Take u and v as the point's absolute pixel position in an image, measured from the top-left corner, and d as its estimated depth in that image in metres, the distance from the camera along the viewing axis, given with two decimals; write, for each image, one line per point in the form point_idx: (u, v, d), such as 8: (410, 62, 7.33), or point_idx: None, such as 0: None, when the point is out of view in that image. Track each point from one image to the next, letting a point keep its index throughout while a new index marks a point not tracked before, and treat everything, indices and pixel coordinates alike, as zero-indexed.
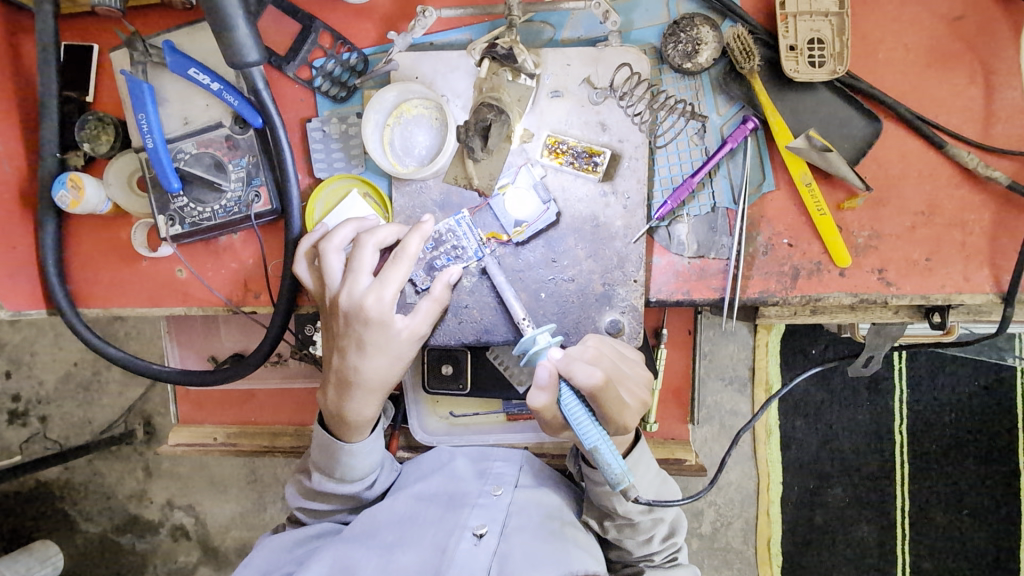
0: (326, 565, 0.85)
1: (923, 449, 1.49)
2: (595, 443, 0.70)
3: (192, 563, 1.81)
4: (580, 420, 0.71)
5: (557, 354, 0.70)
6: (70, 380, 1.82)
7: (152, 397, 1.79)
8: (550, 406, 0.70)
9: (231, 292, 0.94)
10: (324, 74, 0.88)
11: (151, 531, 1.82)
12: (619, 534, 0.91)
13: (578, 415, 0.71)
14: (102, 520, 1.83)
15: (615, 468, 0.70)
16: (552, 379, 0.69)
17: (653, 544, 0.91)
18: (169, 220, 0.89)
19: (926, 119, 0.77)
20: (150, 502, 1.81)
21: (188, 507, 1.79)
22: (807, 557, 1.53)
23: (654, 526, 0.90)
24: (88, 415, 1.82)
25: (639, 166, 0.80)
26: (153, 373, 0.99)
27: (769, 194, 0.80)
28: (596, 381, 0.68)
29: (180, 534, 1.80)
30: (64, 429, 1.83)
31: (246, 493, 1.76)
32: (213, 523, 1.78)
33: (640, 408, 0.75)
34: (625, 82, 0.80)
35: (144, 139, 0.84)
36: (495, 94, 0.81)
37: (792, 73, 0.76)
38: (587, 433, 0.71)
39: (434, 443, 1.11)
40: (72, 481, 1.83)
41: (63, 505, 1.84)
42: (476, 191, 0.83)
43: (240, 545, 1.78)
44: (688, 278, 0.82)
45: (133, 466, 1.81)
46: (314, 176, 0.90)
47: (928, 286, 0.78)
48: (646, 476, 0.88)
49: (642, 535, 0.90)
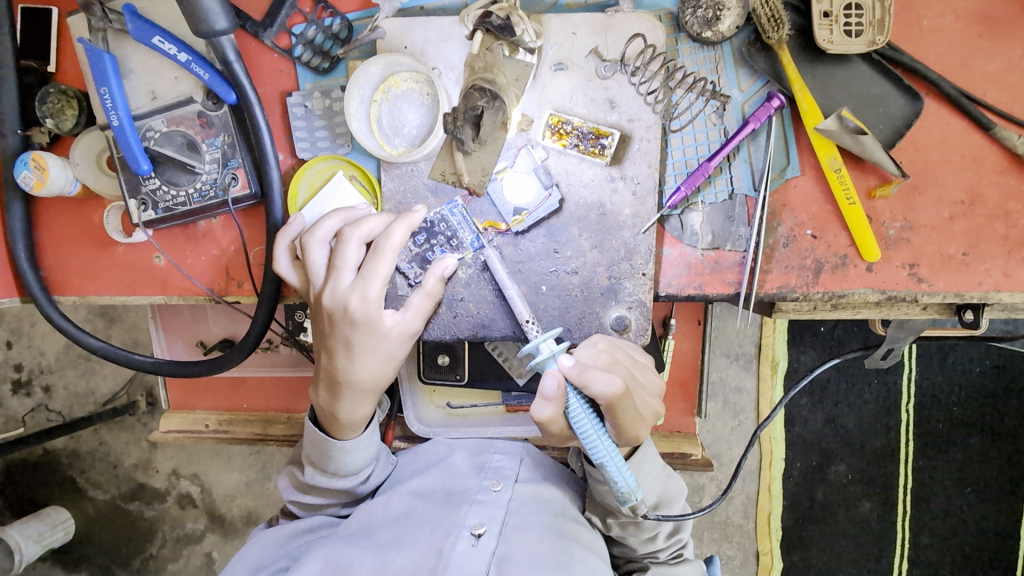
0: (318, 564, 0.81)
1: (932, 428, 1.45)
2: (604, 458, 0.66)
3: (200, 529, 1.79)
4: (587, 432, 0.66)
5: (567, 362, 0.63)
6: (70, 350, 1.79)
7: None
8: (557, 418, 0.65)
9: (213, 281, 0.88)
10: (304, 42, 0.80)
11: (159, 498, 1.81)
12: (622, 532, 0.88)
13: (585, 427, 0.65)
14: (110, 487, 1.82)
15: (623, 486, 0.67)
16: (559, 389, 0.63)
17: (657, 542, 0.88)
18: (141, 204, 0.83)
19: (973, 97, 0.70)
20: (157, 471, 1.80)
21: (194, 476, 1.78)
22: (807, 533, 1.50)
23: (660, 525, 0.86)
24: (91, 385, 1.79)
25: (650, 148, 0.73)
26: (133, 364, 0.93)
27: (793, 180, 0.73)
28: (610, 391, 0.63)
29: (187, 502, 1.79)
30: (67, 399, 1.81)
31: (250, 463, 1.76)
32: (220, 491, 1.77)
33: (652, 419, 0.70)
34: (638, 55, 0.72)
35: (108, 117, 0.77)
36: (488, 74, 0.71)
37: (825, 44, 0.68)
38: (594, 447, 0.66)
39: (430, 435, 1.07)
40: (79, 450, 1.82)
41: (70, 473, 1.83)
42: (465, 189, 0.76)
43: (246, 514, 1.77)
44: (701, 271, 0.75)
45: (138, 436, 1.80)
46: (297, 156, 0.83)
47: (963, 283, 0.71)
48: (651, 475, 0.83)
49: (646, 534, 0.86)
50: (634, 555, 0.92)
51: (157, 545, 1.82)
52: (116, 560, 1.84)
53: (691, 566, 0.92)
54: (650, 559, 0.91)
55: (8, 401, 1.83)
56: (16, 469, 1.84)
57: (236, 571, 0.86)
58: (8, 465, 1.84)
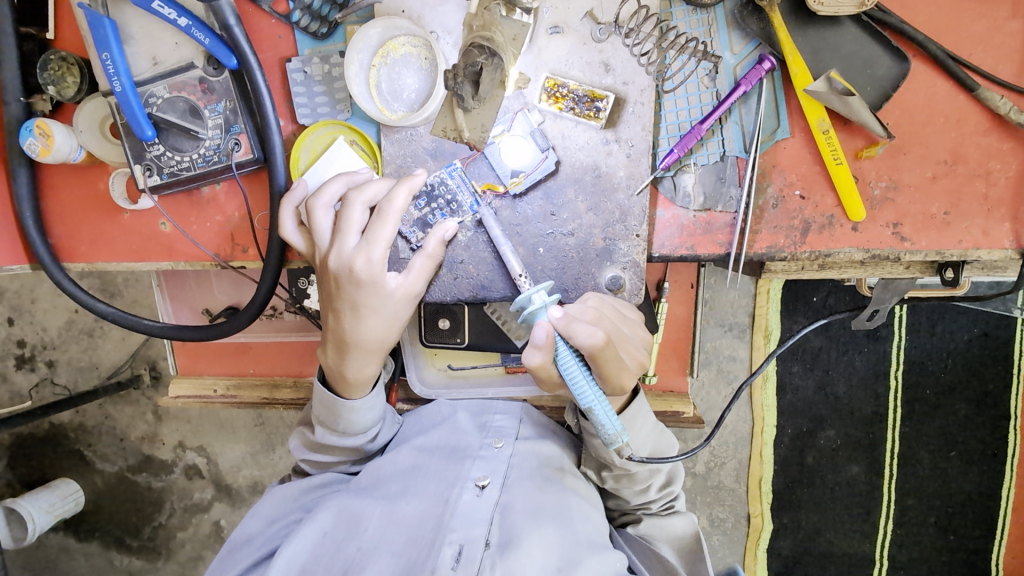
0: (332, 514, 0.86)
1: (918, 394, 1.50)
2: (591, 403, 0.69)
3: (207, 499, 1.85)
4: (576, 378, 0.69)
5: (557, 315, 0.67)
6: (72, 326, 1.82)
7: (155, 343, 1.80)
8: (547, 365, 0.68)
9: (219, 246, 0.90)
10: (301, 7, 0.80)
11: (166, 470, 1.86)
12: (616, 484, 0.91)
13: (573, 373, 0.69)
14: (117, 460, 1.87)
15: (609, 428, 0.70)
16: (547, 339, 0.67)
17: (650, 493, 0.92)
18: (146, 169, 0.85)
19: (959, 58, 0.71)
20: (163, 443, 1.85)
21: (200, 448, 1.83)
22: (796, 495, 1.57)
23: (652, 477, 0.90)
24: (94, 360, 1.82)
25: (644, 111, 0.74)
26: (144, 329, 0.96)
27: (783, 142, 0.75)
28: (595, 341, 0.66)
29: (194, 473, 1.85)
30: (71, 374, 1.84)
31: (255, 434, 1.80)
32: (225, 462, 1.82)
33: (637, 370, 0.74)
34: (632, 17, 0.73)
35: (111, 82, 0.78)
36: (486, 33, 0.74)
37: (816, 5, 0.69)
38: (582, 393, 0.69)
39: (433, 396, 1.11)
40: (85, 424, 1.87)
41: (78, 446, 1.88)
42: (467, 144, 0.77)
43: (253, 483, 1.82)
44: (693, 232, 0.78)
45: (143, 409, 1.84)
46: (297, 122, 0.85)
47: (944, 241, 0.74)
48: (644, 429, 0.87)
49: (639, 485, 0.90)
50: (629, 506, 0.96)
51: (165, 514, 1.88)
52: (127, 528, 1.90)
53: (683, 518, 0.95)
54: (644, 511, 0.96)
55: (13, 377, 1.87)
56: (22, 443, 1.89)
57: (254, 523, 0.91)
58: (17, 438, 1.89)
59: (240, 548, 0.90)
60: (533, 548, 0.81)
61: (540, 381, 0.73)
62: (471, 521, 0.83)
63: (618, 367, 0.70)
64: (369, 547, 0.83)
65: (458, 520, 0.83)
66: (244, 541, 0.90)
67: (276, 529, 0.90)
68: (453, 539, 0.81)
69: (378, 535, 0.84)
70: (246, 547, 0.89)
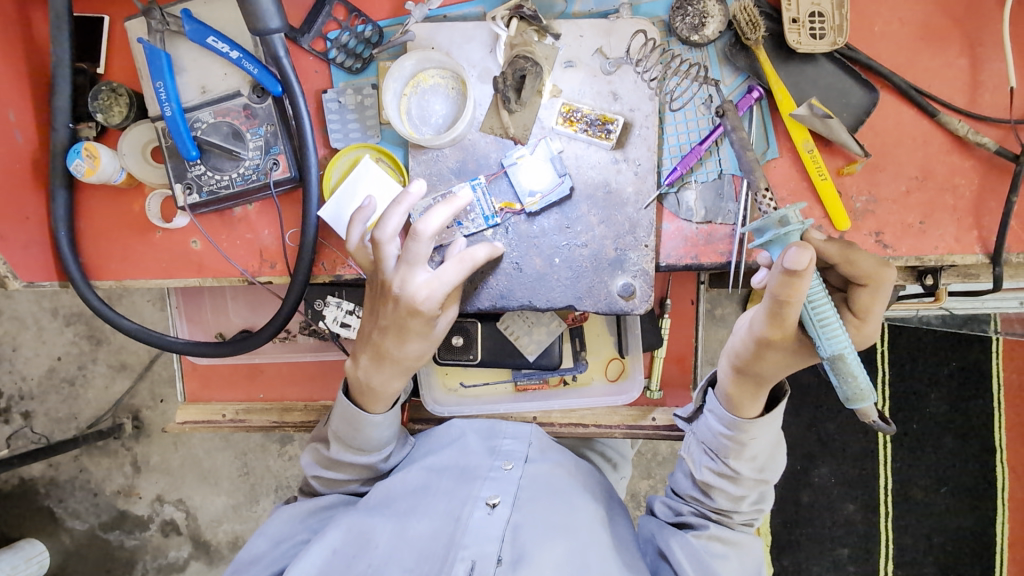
0: (341, 532, 0.87)
1: (905, 429, 1.55)
2: (842, 349, 0.66)
3: (183, 558, 1.79)
4: (829, 321, 0.66)
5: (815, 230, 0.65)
6: (54, 375, 1.80)
7: (140, 391, 1.78)
8: (801, 297, 0.64)
9: (248, 262, 0.95)
10: (338, 46, 0.90)
11: (141, 526, 1.80)
12: (717, 481, 0.85)
13: (827, 314, 0.66)
14: (89, 517, 1.81)
15: (860, 380, 0.66)
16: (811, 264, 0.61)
17: (741, 503, 0.86)
18: (186, 188, 0.91)
19: (921, 90, 0.82)
20: (139, 497, 1.79)
21: (179, 501, 1.78)
22: (793, 535, 1.58)
23: (754, 487, 0.85)
24: (74, 410, 1.80)
25: (649, 134, 0.83)
26: (166, 345, 1.00)
27: (774, 161, 0.84)
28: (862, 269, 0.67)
29: (170, 529, 1.79)
30: (48, 424, 1.81)
31: (238, 486, 1.76)
32: (205, 517, 1.77)
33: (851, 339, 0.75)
34: (640, 49, 0.84)
35: (162, 108, 0.85)
36: (526, 50, 0.84)
37: (795, 45, 0.80)
38: (832, 337, 0.66)
39: (445, 414, 1.12)
40: (57, 479, 1.81)
41: (48, 503, 1.82)
42: (511, 139, 0.85)
43: (233, 539, 1.77)
44: (696, 243, 0.85)
45: (121, 461, 1.79)
46: (330, 147, 0.92)
47: (922, 247, 0.82)
48: (769, 437, 0.83)
49: (738, 490, 0.84)
50: (708, 510, 0.88)
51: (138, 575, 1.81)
52: None
53: (753, 539, 0.90)
54: (721, 519, 0.88)
55: None
56: None
57: (259, 543, 0.91)
58: None
59: (244, 568, 0.90)
60: (544, 562, 0.85)
61: (776, 323, 0.67)
62: (482, 538, 0.86)
63: (882, 306, 0.69)
64: (380, 564, 0.85)
65: (470, 536, 0.86)
66: (251, 561, 0.90)
67: (282, 550, 0.90)
68: (466, 555, 0.85)
69: (389, 552, 0.86)
70: (252, 568, 0.89)
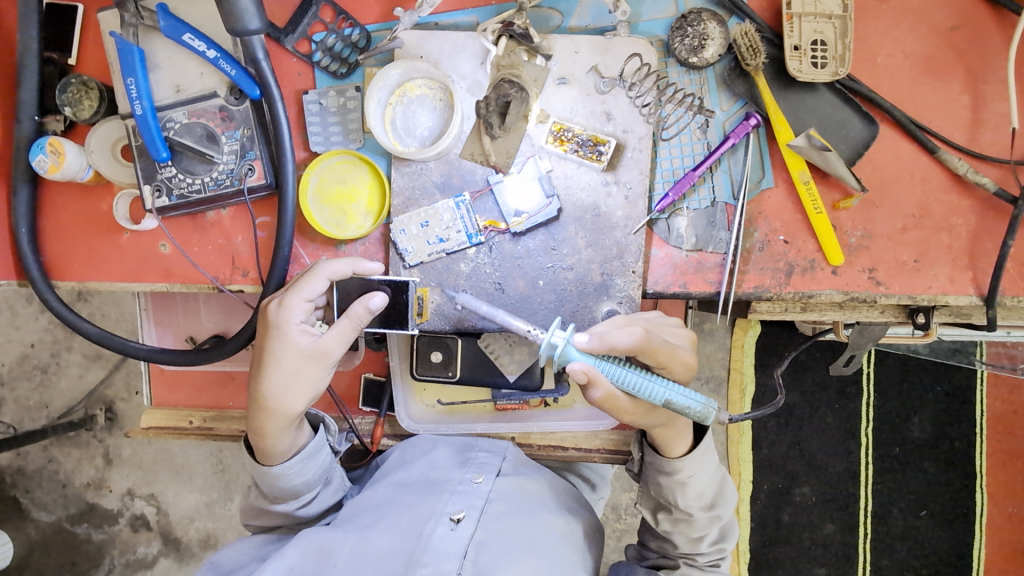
0: (299, 550, 0.83)
1: (888, 453, 1.53)
2: (665, 395, 0.70)
3: (152, 554, 1.74)
4: (639, 383, 0.70)
5: (581, 338, 0.68)
6: (25, 362, 1.74)
7: (115, 382, 1.72)
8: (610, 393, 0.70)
9: (218, 270, 0.90)
10: (324, 49, 0.86)
11: (110, 521, 1.74)
12: (670, 527, 0.85)
13: (633, 382, 0.70)
14: (56, 508, 1.75)
15: (695, 405, 0.70)
16: (587, 374, 0.68)
17: (700, 544, 0.84)
18: (155, 190, 0.87)
19: (921, 125, 0.80)
20: (109, 491, 1.73)
21: (150, 496, 1.72)
22: (772, 553, 1.57)
23: (710, 525, 0.84)
24: (45, 399, 1.74)
25: (641, 157, 0.81)
26: (129, 351, 0.95)
27: (768, 191, 0.81)
28: (629, 339, 0.68)
29: (140, 524, 1.73)
30: (18, 412, 1.75)
31: (212, 483, 1.71)
32: (176, 513, 1.72)
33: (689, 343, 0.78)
34: (634, 73, 0.81)
35: (133, 106, 0.81)
36: (514, 72, 0.81)
37: (795, 72, 0.78)
38: (654, 391, 0.70)
39: (419, 431, 1.09)
40: (25, 468, 1.75)
41: (15, 493, 1.76)
42: (493, 167, 0.82)
43: (204, 537, 1.72)
44: (685, 271, 0.82)
45: (93, 453, 1.73)
46: (310, 151, 0.88)
47: (915, 286, 0.80)
48: (710, 471, 0.83)
49: (696, 533, 0.83)
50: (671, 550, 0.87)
51: (105, 570, 1.76)
52: None
53: None
54: (686, 561, 0.85)
55: None
56: None
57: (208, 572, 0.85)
58: None
59: None
60: None
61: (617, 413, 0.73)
62: (442, 556, 0.81)
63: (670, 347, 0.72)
64: None
65: (430, 554, 0.81)
66: None
67: None
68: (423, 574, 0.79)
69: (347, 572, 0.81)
70: None
